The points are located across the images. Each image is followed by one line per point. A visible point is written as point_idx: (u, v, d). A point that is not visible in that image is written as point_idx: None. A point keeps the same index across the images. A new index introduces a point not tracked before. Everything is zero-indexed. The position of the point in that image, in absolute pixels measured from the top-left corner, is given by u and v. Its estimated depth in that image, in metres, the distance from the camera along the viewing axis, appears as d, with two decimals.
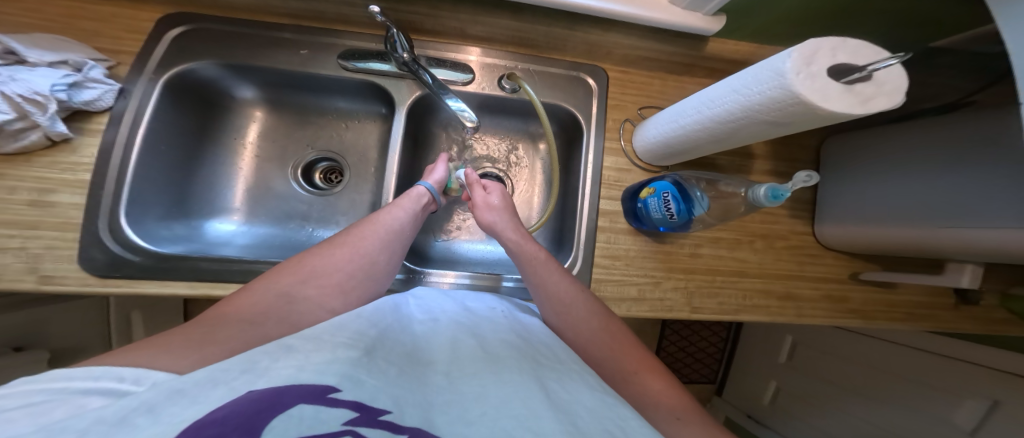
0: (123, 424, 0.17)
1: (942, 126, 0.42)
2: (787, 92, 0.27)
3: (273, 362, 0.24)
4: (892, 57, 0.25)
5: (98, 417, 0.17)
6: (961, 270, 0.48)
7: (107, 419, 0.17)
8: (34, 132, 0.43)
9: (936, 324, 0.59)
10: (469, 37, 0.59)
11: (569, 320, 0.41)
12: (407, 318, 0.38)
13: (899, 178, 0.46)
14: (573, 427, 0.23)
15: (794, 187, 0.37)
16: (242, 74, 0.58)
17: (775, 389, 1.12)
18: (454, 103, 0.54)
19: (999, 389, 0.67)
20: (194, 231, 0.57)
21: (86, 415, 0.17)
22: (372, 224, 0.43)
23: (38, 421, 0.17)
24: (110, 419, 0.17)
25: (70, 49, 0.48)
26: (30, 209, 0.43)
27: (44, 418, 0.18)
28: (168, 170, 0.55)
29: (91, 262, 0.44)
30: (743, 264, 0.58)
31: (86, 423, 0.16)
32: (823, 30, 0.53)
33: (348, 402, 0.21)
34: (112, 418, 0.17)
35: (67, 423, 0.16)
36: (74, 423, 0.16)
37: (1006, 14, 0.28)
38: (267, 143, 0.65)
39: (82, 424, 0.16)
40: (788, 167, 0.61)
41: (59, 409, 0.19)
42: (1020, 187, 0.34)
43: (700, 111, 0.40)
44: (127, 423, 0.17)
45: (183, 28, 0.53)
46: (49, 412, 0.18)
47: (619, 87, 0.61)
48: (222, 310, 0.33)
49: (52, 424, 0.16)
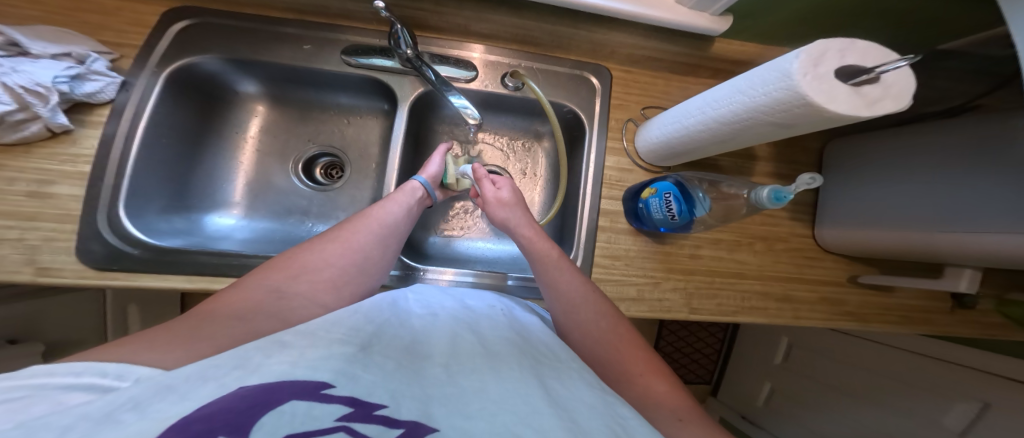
0: (107, 420, 0.16)
1: (946, 130, 0.42)
2: (793, 94, 0.27)
3: (266, 357, 0.24)
4: (902, 59, 0.24)
5: (83, 414, 0.17)
6: (959, 275, 0.49)
7: (92, 417, 0.17)
8: (34, 123, 0.43)
9: (932, 328, 0.60)
10: (473, 34, 0.58)
11: (578, 319, 0.41)
12: (406, 312, 0.38)
13: (899, 183, 0.46)
14: (573, 425, 0.22)
15: (798, 189, 0.37)
16: (245, 69, 0.57)
17: (770, 390, 1.13)
18: (457, 99, 0.54)
19: (991, 392, 0.68)
20: (194, 224, 0.57)
21: (71, 412, 0.17)
22: (368, 219, 0.44)
23: (17, 418, 0.17)
24: (95, 416, 0.17)
25: (73, 41, 0.48)
26: (28, 200, 0.43)
27: (23, 416, 0.17)
28: (169, 163, 0.55)
29: (89, 255, 0.43)
30: (743, 266, 0.58)
31: (69, 420, 0.16)
32: (829, 32, 0.53)
33: (343, 397, 0.21)
34: (98, 415, 0.17)
35: (49, 419, 0.16)
36: (56, 419, 0.16)
37: (1015, 25, 0.28)
38: (269, 137, 0.64)
39: (65, 421, 0.16)
40: (790, 169, 0.61)
41: (37, 405, 0.19)
42: None
43: (704, 111, 0.40)
44: (113, 420, 0.17)
45: (187, 21, 0.53)
46: (28, 410, 0.18)
47: (622, 86, 0.61)
48: (212, 305, 0.33)
49: (34, 420, 0.16)
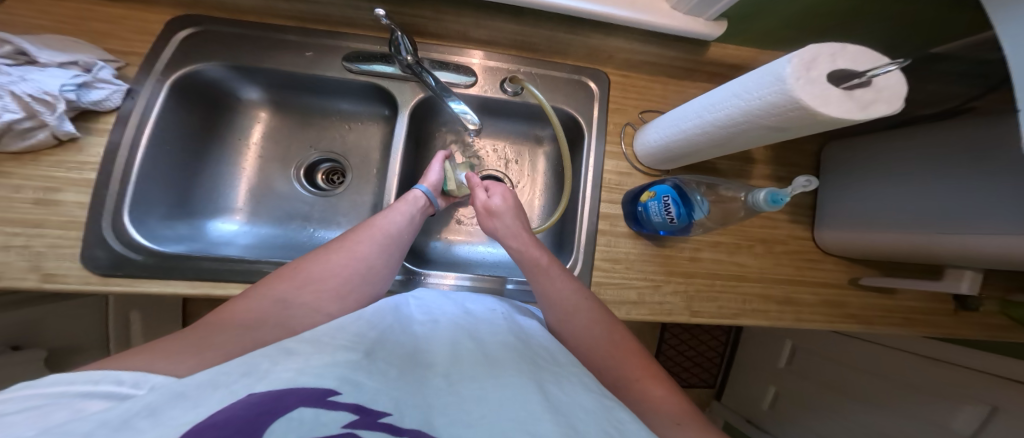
0: (124, 427, 0.17)
1: (942, 131, 0.42)
2: (787, 98, 0.28)
3: (273, 364, 0.24)
4: (891, 63, 0.25)
5: (100, 420, 0.17)
6: (959, 276, 0.49)
7: (110, 423, 0.17)
8: (42, 131, 0.44)
9: (934, 330, 0.59)
10: (472, 40, 0.59)
11: (571, 326, 0.41)
12: (408, 319, 0.38)
13: (897, 186, 0.46)
14: (573, 429, 0.23)
15: (793, 192, 0.37)
16: (247, 75, 0.58)
17: (775, 394, 1.12)
18: (457, 105, 0.54)
19: (998, 395, 0.67)
20: (197, 231, 0.58)
21: (89, 419, 0.17)
22: (370, 228, 0.44)
23: (39, 425, 0.17)
24: (112, 423, 0.17)
25: (81, 50, 0.49)
26: (35, 208, 0.44)
27: (45, 422, 0.18)
28: (172, 171, 0.55)
29: (94, 261, 0.44)
30: (743, 268, 0.58)
31: (89, 427, 0.16)
32: (822, 37, 0.53)
33: (348, 405, 0.22)
34: (115, 421, 0.17)
35: (70, 426, 0.16)
36: (75, 427, 0.16)
37: (997, 18, 0.29)
38: (270, 143, 0.65)
39: (85, 427, 0.16)
40: (787, 171, 0.61)
41: (59, 412, 0.19)
42: None
43: (700, 116, 0.41)
44: (130, 427, 0.17)
45: (191, 30, 0.54)
46: (49, 416, 0.18)
47: (621, 91, 0.61)
48: (220, 314, 0.33)
49: (55, 428, 0.16)
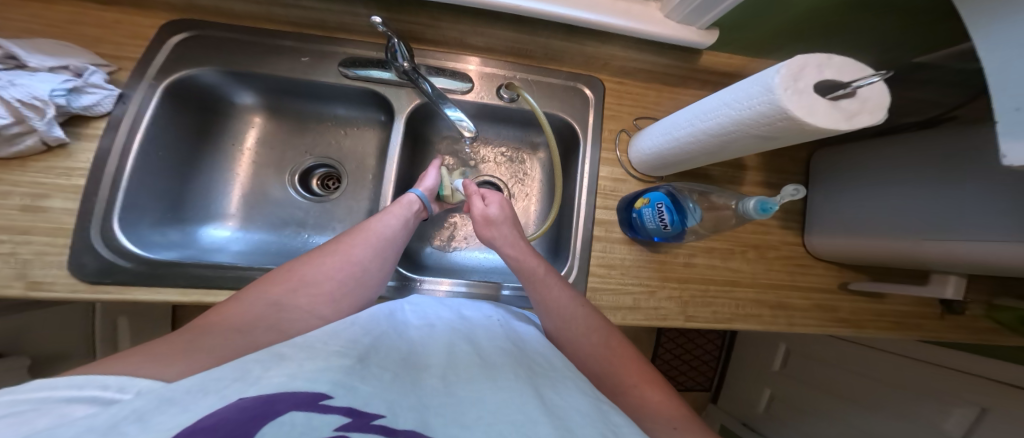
0: (112, 431, 0.16)
1: (927, 140, 0.43)
2: (775, 108, 0.28)
3: (265, 370, 0.24)
4: (875, 75, 0.26)
5: (87, 425, 0.17)
6: (944, 281, 0.50)
7: (96, 427, 0.16)
8: (30, 137, 0.43)
9: (921, 333, 0.61)
10: (468, 46, 0.60)
11: (570, 333, 0.41)
12: (403, 324, 0.38)
13: (884, 192, 0.47)
14: (567, 430, 0.23)
15: (782, 200, 0.38)
16: (241, 80, 0.58)
17: (769, 397, 1.13)
18: (453, 112, 0.54)
19: (988, 397, 0.68)
20: (188, 237, 0.57)
21: (76, 423, 0.17)
22: (365, 232, 0.44)
23: (21, 430, 0.17)
24: (99, 427, 0.16)
25: (72, 54, 0.48)
26: (21, 215, 0.43)
27: (29, 427, 0.18)
28: (163, 176, 0.55)
29: (82, 269, 0.43)
30: (736, 273, 0.58)
31: (73, 431, 0.16)
32: (810, 46, 0.55)
33: (341, 409, 0.21)
34: (101, 426, 0.17)
35: (56, 430, 0.16)
36: (61, 432, 0.16)
37: (970, 20, 0.30)
38: (265, 149, 0.64)
39: (71, 432, 0.16)
40: (779, 177, 0.62)
41: (42, 418, 0.19)
42: (1012, 202, 0.35)
43: (693, 123, 0.41)
44: (116, 431, 0.16)
45: (186, 34, 0.54)
46: (33, 422, 0.18)
47: (615, 97, 0.62)
48: (208, 319, 0.32)
49: (40, 433, 0.16)
